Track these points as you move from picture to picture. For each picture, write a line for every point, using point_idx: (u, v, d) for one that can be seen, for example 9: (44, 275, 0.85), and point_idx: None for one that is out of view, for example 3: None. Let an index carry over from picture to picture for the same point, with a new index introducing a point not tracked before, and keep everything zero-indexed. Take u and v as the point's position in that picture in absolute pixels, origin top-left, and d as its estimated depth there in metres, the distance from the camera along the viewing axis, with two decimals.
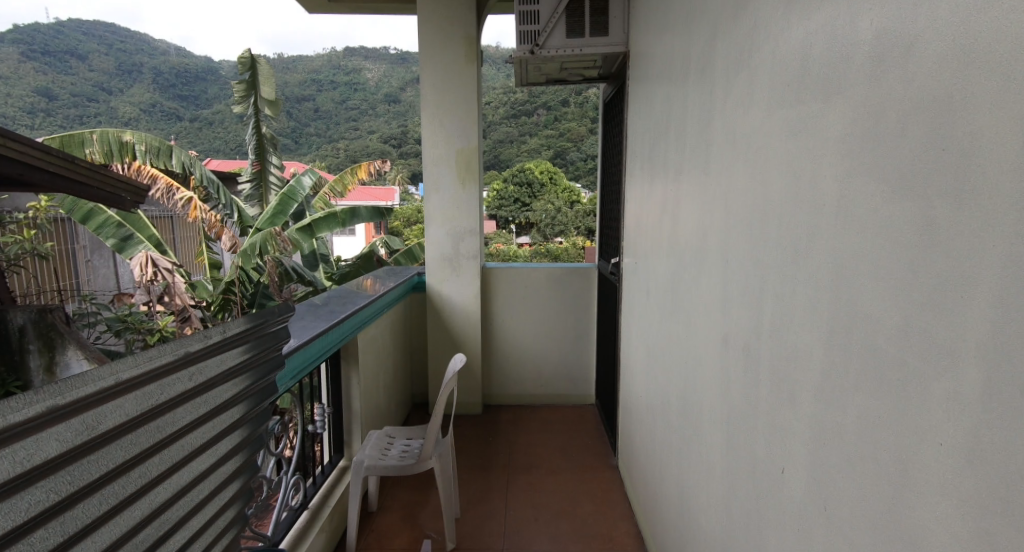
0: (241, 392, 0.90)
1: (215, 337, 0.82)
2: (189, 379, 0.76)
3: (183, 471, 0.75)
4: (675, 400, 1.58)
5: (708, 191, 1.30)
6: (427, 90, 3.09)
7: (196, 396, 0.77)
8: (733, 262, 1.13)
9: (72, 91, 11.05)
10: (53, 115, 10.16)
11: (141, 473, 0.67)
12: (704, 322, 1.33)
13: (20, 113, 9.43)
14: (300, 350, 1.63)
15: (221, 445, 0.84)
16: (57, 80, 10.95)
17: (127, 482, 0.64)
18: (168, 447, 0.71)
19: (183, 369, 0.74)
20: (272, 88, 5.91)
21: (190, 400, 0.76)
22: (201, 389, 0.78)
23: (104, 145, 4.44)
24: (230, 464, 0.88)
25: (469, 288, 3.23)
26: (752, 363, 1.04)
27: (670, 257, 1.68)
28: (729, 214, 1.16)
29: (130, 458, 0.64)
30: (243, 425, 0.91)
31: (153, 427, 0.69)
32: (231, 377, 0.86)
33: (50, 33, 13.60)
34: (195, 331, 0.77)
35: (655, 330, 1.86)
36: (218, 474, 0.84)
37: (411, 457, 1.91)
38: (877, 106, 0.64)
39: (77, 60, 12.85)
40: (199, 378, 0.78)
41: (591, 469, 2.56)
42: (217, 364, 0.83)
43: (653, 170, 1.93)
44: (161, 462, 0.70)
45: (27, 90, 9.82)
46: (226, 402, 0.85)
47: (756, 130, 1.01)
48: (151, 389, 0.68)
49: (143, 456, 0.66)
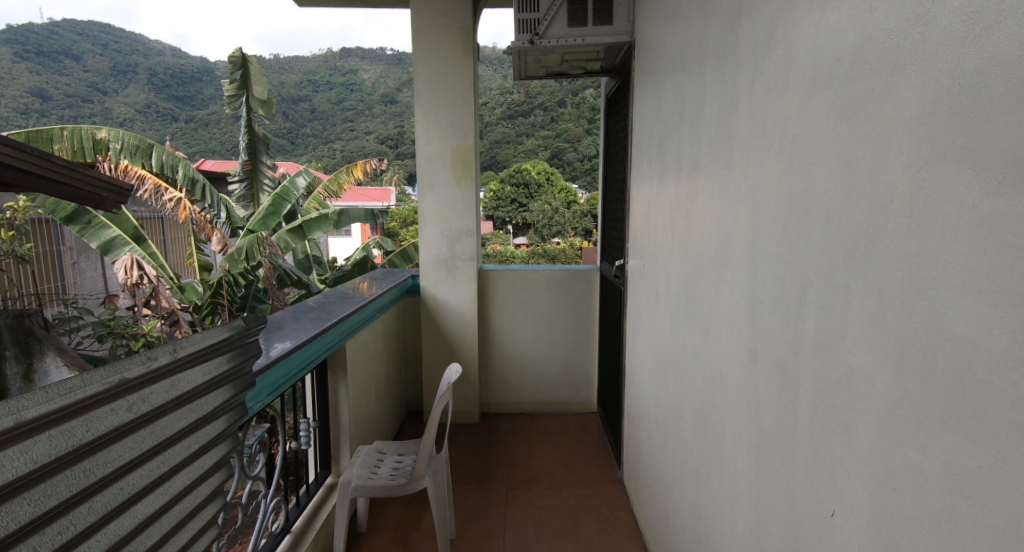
0: (205, 416, 0.77)
1: (164, 358, 0.68)
2: (129, 409, 0.62)
3: (125, 517, 0.61)
4: (690, 414, 1.46)
5: (732, 187, 1.17)
6: (421, 85, 2.95)
7: (138, 427, 0.63)
8: (764, 264, 1.00)
9: (66, 91, 10.96)
10: (48, 115, 9.96)
11: (64, 527, 0.53)
12: (727, 332, 1.20)
13: (14, 114, 9.40)
14: (283, 361, 1.48)
15: (175, 481, 0.70)
16: (52, 81, 10.78)
17: (41, 541, 0.50)
18: (103, 491, 0.57)
19: (120, 399, 0.60)
20: (265, 88, 5.74)
21: (130, 433, 0.62)
22: (146, 419, 0.64)
23: (74, 141, 4.32)
24: (190, 500, 0.74)
25: (465, 290, 3.10)
26: (789, 383, 0.91)
27: (683, 259, 1.56)
28: (757, 211, 1.04)
29: (46, 512, 0.50)
30: (206, 454, 0.78)
31: (77, 470, 0.55)
32: (185, 403, 0.72)
33: (45, 33, 13.50)
34: (135, 352, 0.63)
35: (666, 337, 1.73)
36: (174, 515, 0.71)
37: (403, 475, 1.77)
38: (974, 73, 0.52)
39: (71, 61, 12.79)
40: (143, 407, 0.64)
41: (595, 483, 2.42)
42: (168, 389, 0.69)
43: (662, 166, 1.82)
44: (94, 510, 0.56)
45: (20, 90, 9.74)
46: (182, 431, 0.71)
47: (793, 115, 0.89)
48: (75, 426, 0.54)
49: (64, 508, 0.52)
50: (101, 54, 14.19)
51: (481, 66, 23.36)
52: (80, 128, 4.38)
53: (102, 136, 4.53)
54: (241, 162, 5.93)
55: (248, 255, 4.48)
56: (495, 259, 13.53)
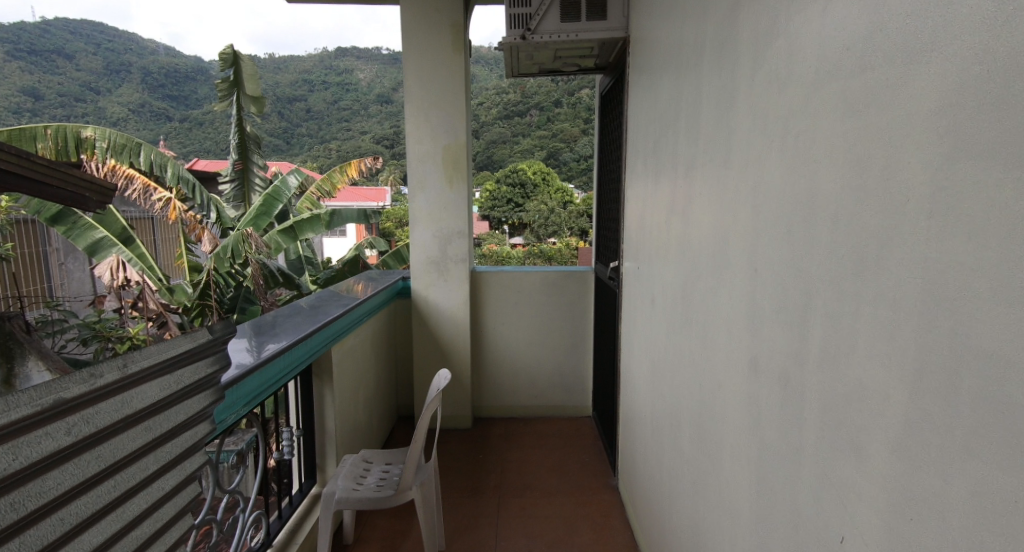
0: (153, 437, 0.74)
1: (105, 378, 0.65)
2: (67, 433, 0.59)
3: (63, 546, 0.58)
4: (687, 423, 1.41)
5: (730, 187, 1.12)
6: (412, 82, 2.89)
7: (77, 452, 0.60)
8: (765, 269, 0.95)
9: (59, 91, 10.83)
10: (40, 114, 9.82)
11: None
12: (726, 339, 1.14)
13: (6, 114, 9.21)
14: (260, 371, 1.41)
15: (122, 506, 0.68)
16: (44, 80, 10.64)
17: None
18: (37, 524, 0.54)
19: (57, 422, 0.57)
20: (257, 85, 5.57)
21: (68, 458, 0.59)
22: (85, 443, 0.61)
23: (58, 140, 4.20)
24: (138, 526, 0.71)
25: (457, 292, 3.03)
26: (793, 395, 0.85)
27: (680, 261, 1.50)
28: (757, 212, 0.99)
29: None
30: (155, 477, 0.75)
31: (9, 499, 0.51)
32: (129, 426, 0.69)
33: (37, 32, 13.33)
34: (74, 372, 0.60)
35: (662, 341, 1.68)
36: (121, 541, 0.68)
37: (389, 486, 1.70)
38: (1002, 57, 0.46)
39: (64, 60, 12.62)
40: (83, 429, 0.61)
41: (589, 491, 2.36)
42: (110, 410, 0.66)
43: (658, 166, 1.76)
44: (29, 541, 0.53)
45: (12, 89, 9.59)
46: (126, 454, 0.68)
47: (796, 109, 0.84)
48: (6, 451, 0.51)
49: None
50: (94, 53, 14.03)
51: (477, 65, 23.27)
52: (65, 126, 4.26)
53: (88, 134, 4.41)
54: (231, 161, 5.82)
55: (235, 252, 4.40)
56: (491, 260, 13.48)
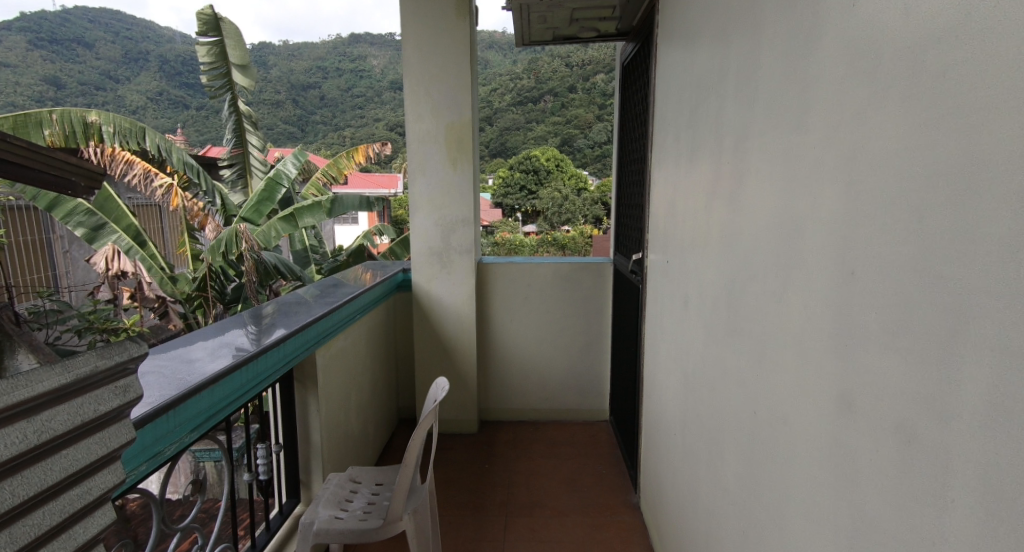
0: None
1: None
2: None
3: None
4: (732, 457, 1.15)
5: (806, 162, 0.84)
6: (410, 54, 2.61)
7: None
8: (867, 271, 0.68)
9: (80, 79, 10.65)
10: (63, 102, 9.68)
11: None
12: (796, 359, 0.87)
13: (29, 101, 8.99)
14: (212, 388, 1.17)
15: None
16: (66, 68, 10.48)
17: None
18: None
19: None
20: (242, 51, 5.30)
21: None
22: None
23: (66, 125, 3.93)
24: None
25: (461, 286, 2.78)
26: (919, 460, 0.58)
27: (725, 257, 1.22)
28: (856, 192, 0.71)
29: None
30: None
31: None
32: None
33: (58, 20, 13.19)
34: None
35: (697, 352, 1.41)
36: None
37: (377, 515, 1.47)
38: None
39: (84, 48, 12.50)
40: None
41: (605, 510, 2.11)
42: None
43: (693, 142, 1.48)
44: None
45: (33, 77, 9.40)
46: None
47: (944, 32, 0.55)
48: None
49: None
50: (113, 41, 13.86)
51: (489, 53, 23.00)
52: (69, 110, 3.97)
53: (93, 119, 4.13)
54: (229, 146, 5.59)
55: (228, 247, 4.18)
56: (504, 249, 13.26)
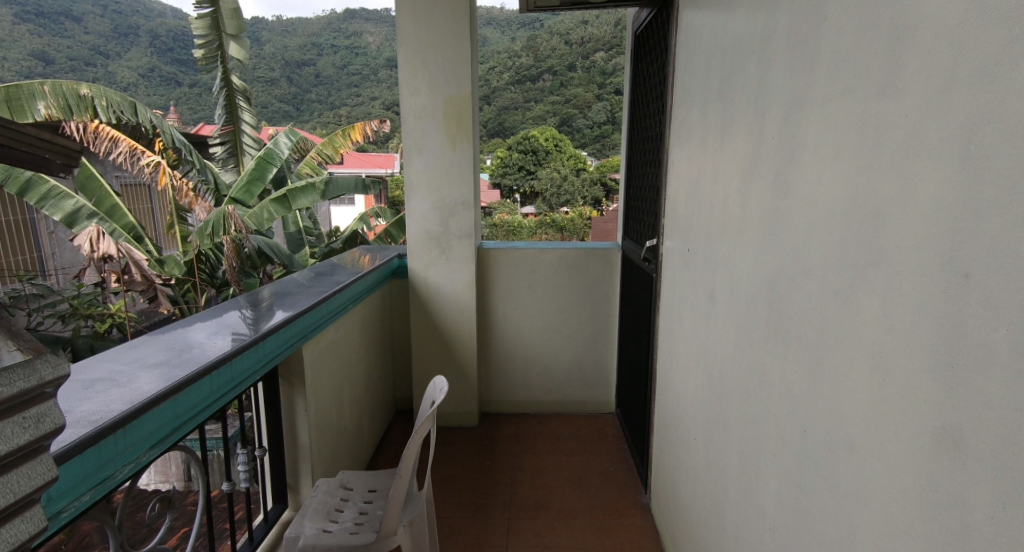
0: None
1: None
2: None
3: None
4: (771, 476, 1.01)
5: (894, 133, 0.67)
6: (405, 20, 2.39)
7: None
8: (993, 274, 0.52)
9: (69, 54, 10.18)
10: (52, 77, 9.26)
11: None
12: (869, 377, 0.72)
13: (16, 77, 8.59)
14: (177, 397, 1.01)
15: None
16: (55, 43, 10.04)
17: None
18: None
19: None
20: (239, 21, 5.05)
21: None
22: None
23: (59, 97, 3.66)
24: None
25: (461, 272, 2.62)
26: None
27: (766, 249, 1.06)
28: (977, 172, 0.54)
29: None
30: None
31: None
32: None
33: None
34: None
35: (727, 353, 1.27)
36: None
37: (369, 529, 1.33)
38: None
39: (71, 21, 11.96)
40: None
41: (615, 513, 2.00)
42: None
43: (725, 114, 1.31)
44: None
45: (21, 52, 8.99)
46: None
47: None
48: None
49: None
50: (101, 14, 13.30)
51: (487, 28, 22.35)
52: (60, 82, 3.71)
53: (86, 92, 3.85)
54: (220, 123, 5.33)
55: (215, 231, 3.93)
56: (501, 231, 13.05)
